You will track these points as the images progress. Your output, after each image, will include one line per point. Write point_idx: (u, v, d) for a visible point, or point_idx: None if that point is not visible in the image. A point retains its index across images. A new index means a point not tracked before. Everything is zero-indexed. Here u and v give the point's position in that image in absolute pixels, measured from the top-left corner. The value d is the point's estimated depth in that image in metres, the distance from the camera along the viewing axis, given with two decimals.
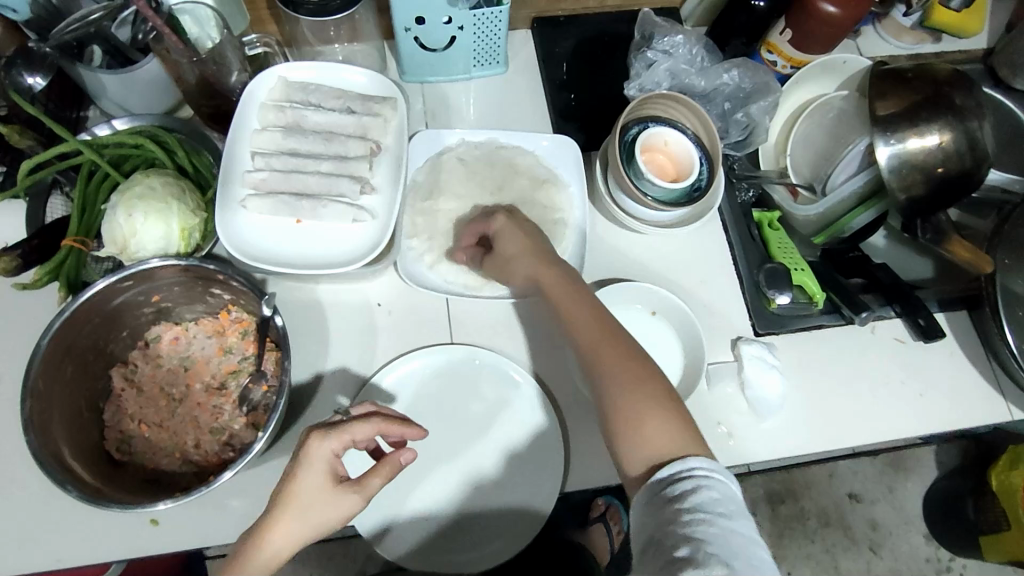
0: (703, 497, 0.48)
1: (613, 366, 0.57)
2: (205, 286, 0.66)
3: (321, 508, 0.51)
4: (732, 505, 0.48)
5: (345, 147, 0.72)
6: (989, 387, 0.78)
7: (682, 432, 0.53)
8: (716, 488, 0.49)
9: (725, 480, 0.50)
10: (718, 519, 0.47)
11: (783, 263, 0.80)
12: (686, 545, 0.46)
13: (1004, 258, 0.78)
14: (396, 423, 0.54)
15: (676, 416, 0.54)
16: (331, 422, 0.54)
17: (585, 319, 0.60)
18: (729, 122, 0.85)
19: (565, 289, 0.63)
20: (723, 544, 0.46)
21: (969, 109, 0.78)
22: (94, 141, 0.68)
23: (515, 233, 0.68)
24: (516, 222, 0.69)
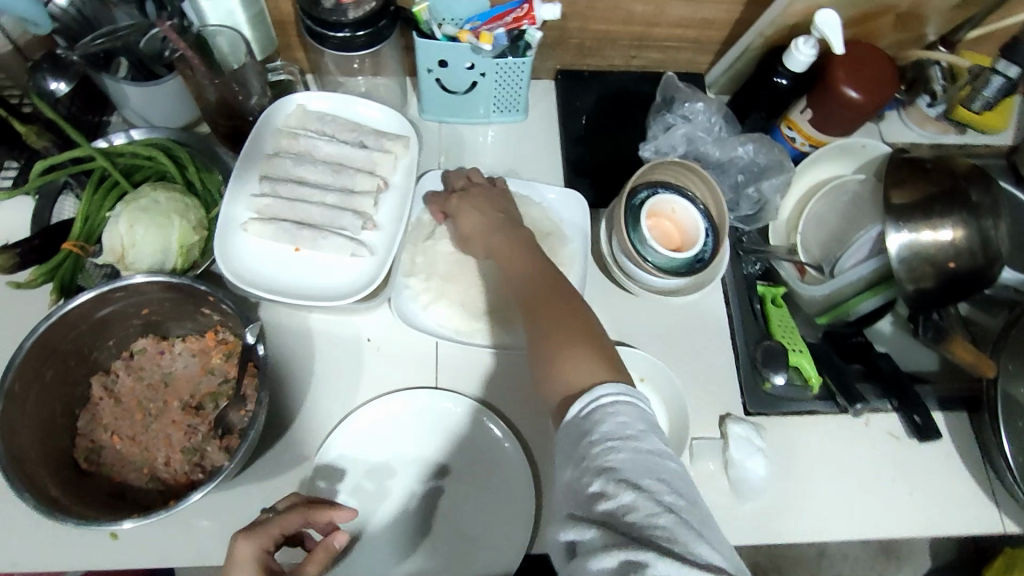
0: (610, 423, 0.50)
1: (548, 311, 0.61)
2: (196, 304, 0.66)
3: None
4: (639, 425, 0.49)
5: (353, 181, 0.72)
6: (982, 495, 0.76)
7: (600, 366, 0.55)
8: (623, 412, 0.50)
9: (635, 404, 0.51)
10: (625, 443, 0.48)
11: (782, 342, 0.79)
12: (598, 480, 0.47)
13: (1008, 363, 0.76)
14: (324, 509, 0.55)
15: (597, 351, 0.57)
16: (255, 522, 0.53)
17: (524, 277, 0.65)
18: (740, 195, 0.85)
19: (519, 252, 0.67)
20: (632, 468, 0.46)
21: (985, 206, 0.77)
22: (110, 149, 0.69)
23: (468, 212, 0.72)
24: (470, 198, 0.73)
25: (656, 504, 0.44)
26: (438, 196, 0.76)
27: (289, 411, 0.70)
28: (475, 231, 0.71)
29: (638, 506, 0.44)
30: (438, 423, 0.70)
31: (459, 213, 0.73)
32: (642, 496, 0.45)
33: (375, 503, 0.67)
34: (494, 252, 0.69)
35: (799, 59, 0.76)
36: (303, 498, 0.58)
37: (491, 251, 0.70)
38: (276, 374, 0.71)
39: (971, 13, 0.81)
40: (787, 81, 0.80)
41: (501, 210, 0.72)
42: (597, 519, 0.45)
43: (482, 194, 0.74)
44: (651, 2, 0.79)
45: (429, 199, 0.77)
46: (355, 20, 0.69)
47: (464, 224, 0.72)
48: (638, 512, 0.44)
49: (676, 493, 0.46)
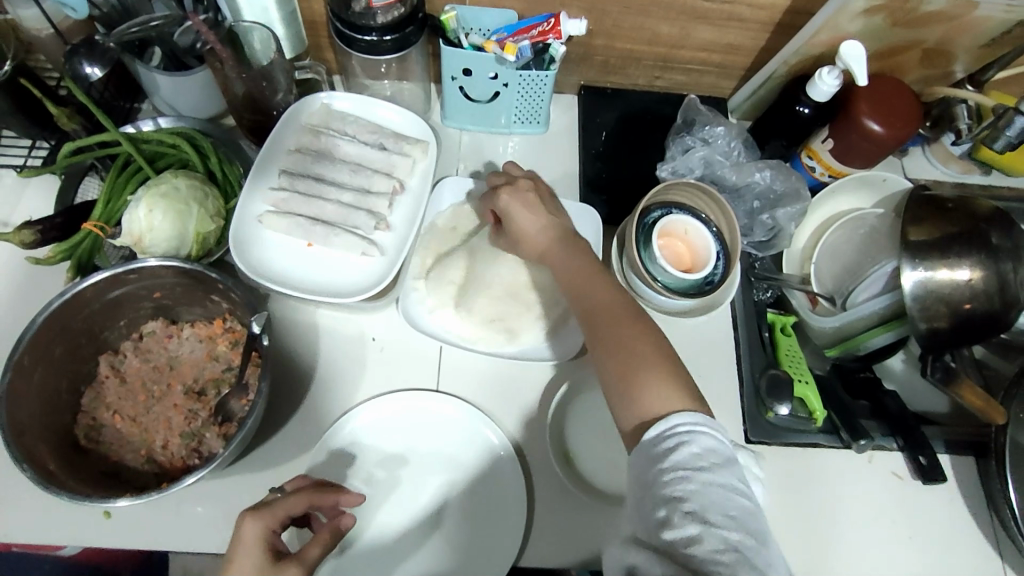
0: (684, 452, 0.50)
1: (615, 327, 0.60)
2: (206, 291, 0.67)
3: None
4: (713, 457, 0.50)
5: (369, 182, 0.73)
6: (985, 543, 0.74)
7: (675, 390, 0.56)
8: (698, 441, 0.50)
9: (711, 434, 0.51)
10: (697, 474, 0.48)
11: (788, 372, 0.78)
12: (665, 506, 0.48)
13: (1018, 411, 0.75)
14: (330, 492, 0.57)
15: (673, 375, 0.57)
16: (262, 502, 0.54)
17: (588, 284, 0.64)
18: (754, 222, 0.84)
19: (577, 262, 0.66)
20: (701, 501, 0.47)
21: (1005, 249, 0.76)
22: (136, 136, 0.71)
23: (525, 209, 0.69)
24: (519, 193, 0.70)
25: (721, 541, 0.46)
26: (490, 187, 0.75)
27: (289, 404, 0.70)
28: (529, 229, 0.69)
29: (702, 539, 0.46)
30: (438, 428, 0.70)
31: (510, 206, 0.70)
32: (707, 530, 0.46)
33: (373, 507, 0.67)
34: (546, 258, 0.68)
35: (822, 88, 0.75)
36: (312, 481, 0.59)
37: (546, 261, 0.68)
38: (281, 367, 0.71)
39: (1001, 52, 0.79)
40: (810, 110, 0.80)
41: (553, 210, 0.70)
42: (659, 545, 0.47)
43: (534, 190, 0.71)
44: (677, 25, 0.80)
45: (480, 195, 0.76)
46: (383, 24, 0.70)
47: (518, 218, 0.69)
48: (702, 545, 0.46)
49: (743, 530, 0.47)
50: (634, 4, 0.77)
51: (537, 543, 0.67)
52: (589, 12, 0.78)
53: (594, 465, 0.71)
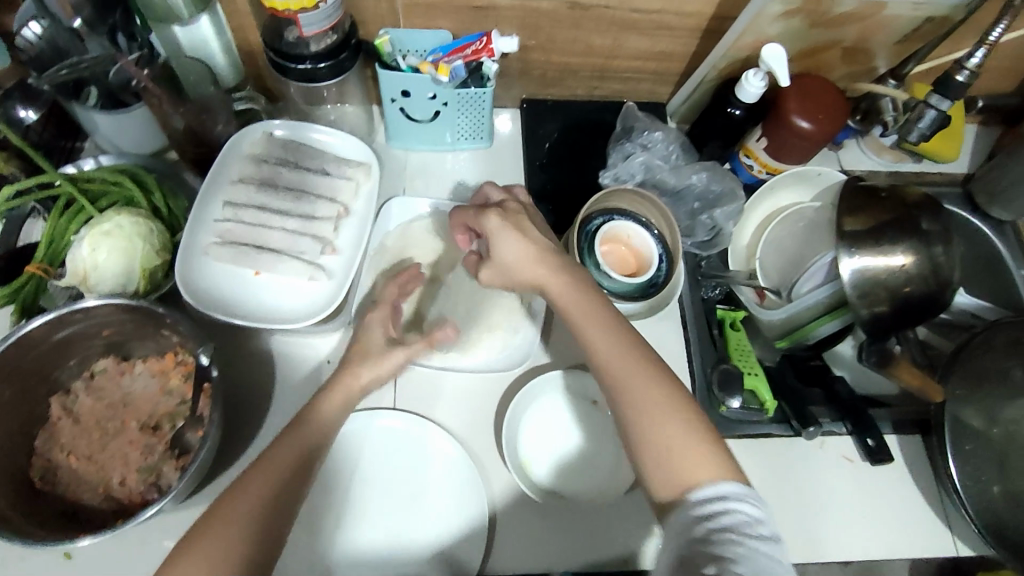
0: (731, 519, 0.48)
1: (643, 388, 0.56)
2: (156, 325, 0.67)
3: (380, 370, 0.66)
4: (763, 528, 0.48)
5: (313, 208, 0.74)
6: (935, 517, 0.76)
7: (713, 455, 0.53)
8: (746, 511, 0.49)
9: (757, 506, 0.50)
10: (748, 542, 0.47)
11: (738, 366, 0.80)
12: (713, 570, 0.46)
13: (956, 387, 0.78)
14: None
15: (708, 438, 0.54)
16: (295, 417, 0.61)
17: (599, 331, 0.60)
18: (695, 222, 0.86)
19: (594, 308, 0.61)
20: (751, 568, 0.46)
21: (934, 233, 0.80)
22: (78, 175, 0.72)
23: (524, 246, 0.64)
24: (514, 223, 0.66)
25: None
26: (466, 211, 0.71)
27: (247, 433, 0.70)
28: (524, 261, 0.65)
29: None
30: (396, 446, 0.71)
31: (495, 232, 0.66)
32: None
33: (338, 524, 0.67)
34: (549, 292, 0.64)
35: (749, 91, 0.78)
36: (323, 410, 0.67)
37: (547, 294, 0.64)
38: (238, 396, 0.72)
39: (916, 46, 0.82)
40: (741, 112, 0.83)
41: (545, 237, 0.67)
42: None
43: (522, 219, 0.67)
44: (608, 36, 0.82)
45: (452, 211, 0.73)
46: (316, 52, 0.71)
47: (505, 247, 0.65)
48: None
49: None
50: (564, 19, 0.79)
51: (501, 548, 0.68)
52: (522, 28, 0.80)
53: (552, 471, 0.73)
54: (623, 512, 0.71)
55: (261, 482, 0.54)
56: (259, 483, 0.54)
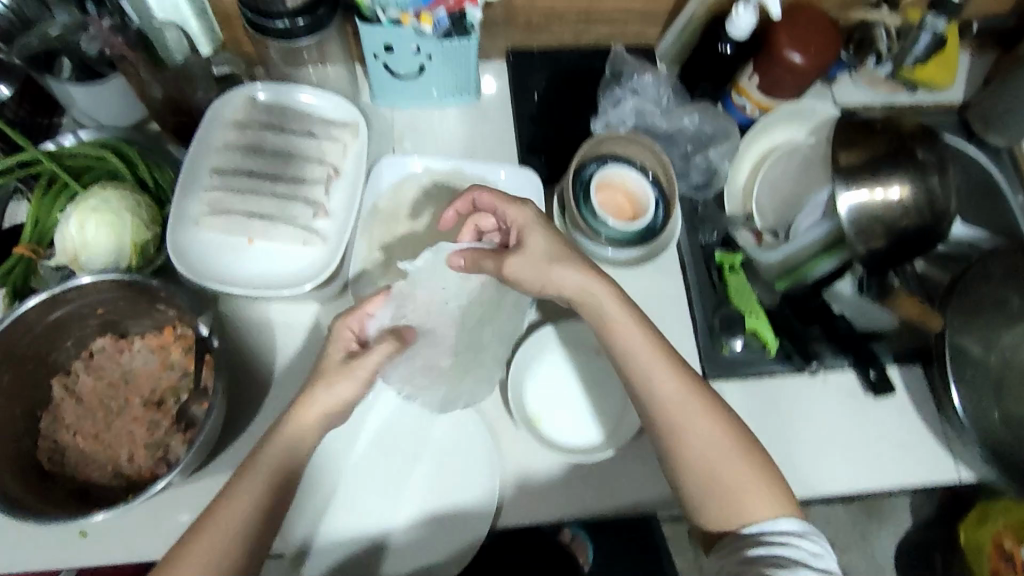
0: (790, 546, 0.55)
1: (704, 430, 0.60)
2: (151, 300, 0.66)
3: (337, 393, 0.61)
4: (820, 557, 0.55)
5: (302, 170, 0.72)
6: (939, 445, 0.78)
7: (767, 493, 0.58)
8: (804, 543, 0.55)
9: (816, 540, 0.56)
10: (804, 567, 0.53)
11: (739, 308, 0.80)
12: None
13: (955, 319, 0.77)
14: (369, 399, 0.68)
15: (764, 479, 0.59)
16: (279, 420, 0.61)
17: (658, 366, 0.62)
18: (689, 164, 0.88)
19: (650, 342, 0.63)
20: None
21: (929, 163, 0.79)
22: (58, 152, 0.70)
23: (576, 277, 0.65)
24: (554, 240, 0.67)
25: None
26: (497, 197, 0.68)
27: (254, 405, 0.70)
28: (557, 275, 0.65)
29: None
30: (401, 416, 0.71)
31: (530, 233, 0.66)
32: None
33: (352, 491, 0.68)
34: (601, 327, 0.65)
35: (739, 23, 0.76)
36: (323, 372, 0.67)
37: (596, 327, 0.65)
38: (242, 367, 0.72)
39: None
40: (731, 48, 0.82)
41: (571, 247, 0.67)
42: None
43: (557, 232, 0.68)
44: None
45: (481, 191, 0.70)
46: (292, 8, 0.69)
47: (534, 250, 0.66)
48: None
49: None
50: None
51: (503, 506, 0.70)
52: None
53: (560, 423, 0.73)
54: (624, 468, 0.72)
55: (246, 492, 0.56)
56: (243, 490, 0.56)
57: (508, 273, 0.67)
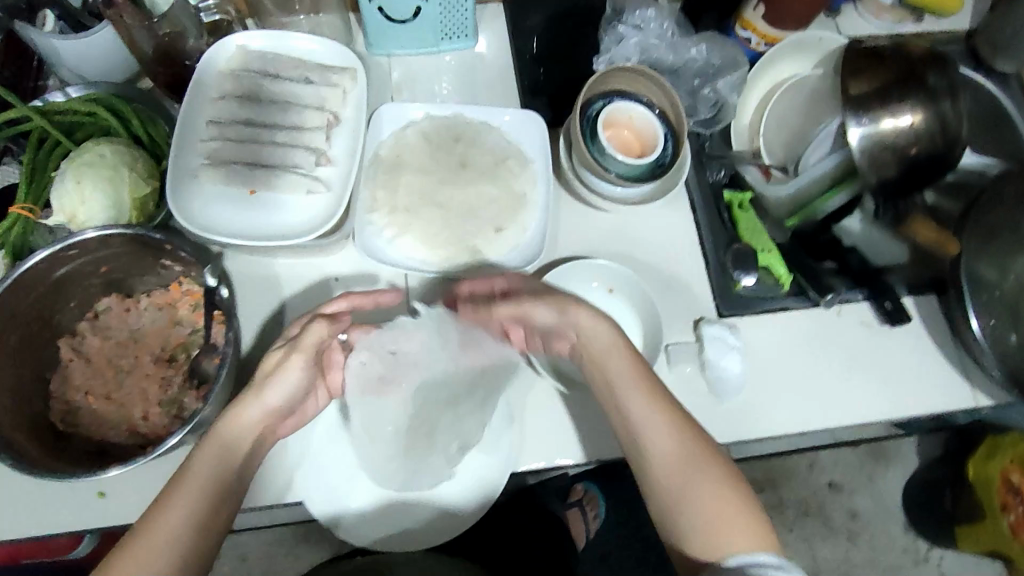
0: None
1: (681, 452, 0.59)
2: (156, 256, 0.65)
3: (282, 386, 0.60)
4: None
5: (301, 117, 0.71)
6: (955, 372, 0.77)
7: (740, 517, 0.56)
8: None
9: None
10: None
11: (751, 245, 0.79)
12: None
13: (970, 241, 0.76)
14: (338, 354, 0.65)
15: (741, 503, 0.56)
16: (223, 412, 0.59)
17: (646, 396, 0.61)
18: (698, 99, 0.84)
19: (639, 376, 0.62)
20: None
21: (941, 89, 0.77)
22: (47, 108, 0.68)
23: (574, 309, 0.64)
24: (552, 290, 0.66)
25: None
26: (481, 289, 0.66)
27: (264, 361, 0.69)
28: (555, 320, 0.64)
29: None
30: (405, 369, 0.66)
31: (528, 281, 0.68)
32: None
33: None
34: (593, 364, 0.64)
35: None
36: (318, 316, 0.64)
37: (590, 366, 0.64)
38: (249, 324, 0.70)
39: None
40: None
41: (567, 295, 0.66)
42: None
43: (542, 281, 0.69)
44: None
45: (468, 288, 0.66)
46: None
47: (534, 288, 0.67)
48: None
49: None
50: None
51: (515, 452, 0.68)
52: None
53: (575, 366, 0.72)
54: None
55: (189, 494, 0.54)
56: (185, 494, 0.54)
57: (523, 313, 0.64)
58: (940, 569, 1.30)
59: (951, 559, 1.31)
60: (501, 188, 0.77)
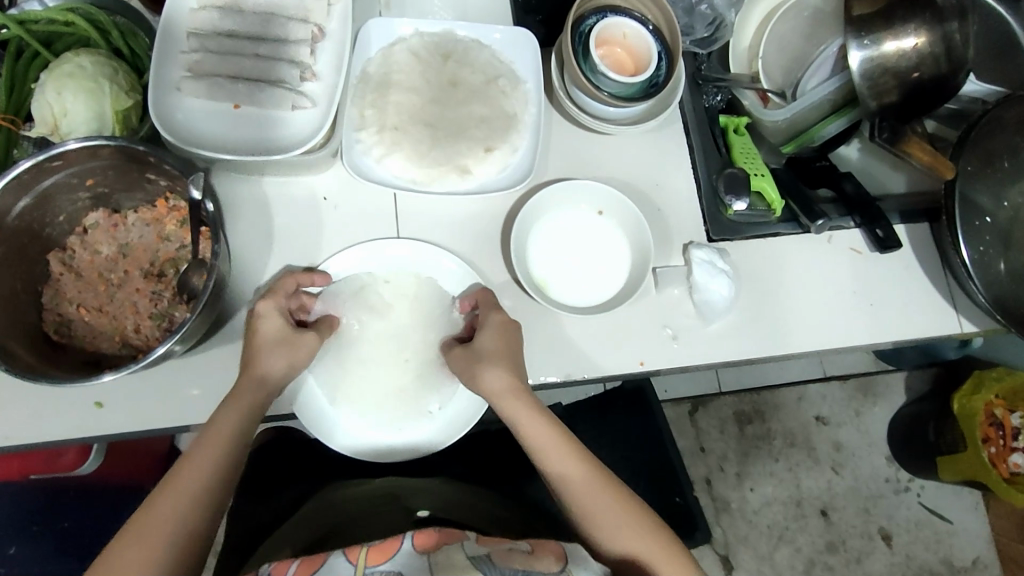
0: None
1: (605, 501, 0.61)
2: (141, 170, 0.64)
3: (291, 357, 0.63)
4: None
5: (285, 30, 0.68)
6: (942, 300, 0.78)
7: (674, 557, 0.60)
8: None
9: None
10: None
11: (744, 169, 0.78)
12: None
13: (967, 165, 0.76)
14: (304, 275, 0.68)
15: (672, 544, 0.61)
16: (234, 388, 0.61)
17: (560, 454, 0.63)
18: (694, 16, 0.82)
19: (556, 435, 0.64)
20: None
21: (949, 9, 0.74)
22: (24, 16, 0.66)
23: (494, 370, 0.64)
24: (506, 331, 0.66)
25: None
26: (484, 297, 0.68)
27: (251, 279, 0.70)
28: (478, 370, 0.64)
29: None
30: (368, 296, 0.71)
31: (481, 331, 0.66)
32: None
33: (364, 369, 0.70)
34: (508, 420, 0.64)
35: None
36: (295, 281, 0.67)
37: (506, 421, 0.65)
38: (236, 243, 0.70)
39: None
40: None
41: (517, 339, 0.66)
42: None
43: (515, 325, 0.66)
44: None
45: (480, 293, 0.69)
46: None
47: (487, 346, 0.65)
48: None
49: None
50: None
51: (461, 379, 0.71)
52: None
53: (568, 287, 0.73)
54: (632, 329, 0.72)
55: (217, 450, 0.58)
56: (208, 455, 0.58)
57: (507, 336, 0.65)
58: (920, 498, 1.33)
59: (932, 489, 1.33)
60: (490, 108, 0.75)
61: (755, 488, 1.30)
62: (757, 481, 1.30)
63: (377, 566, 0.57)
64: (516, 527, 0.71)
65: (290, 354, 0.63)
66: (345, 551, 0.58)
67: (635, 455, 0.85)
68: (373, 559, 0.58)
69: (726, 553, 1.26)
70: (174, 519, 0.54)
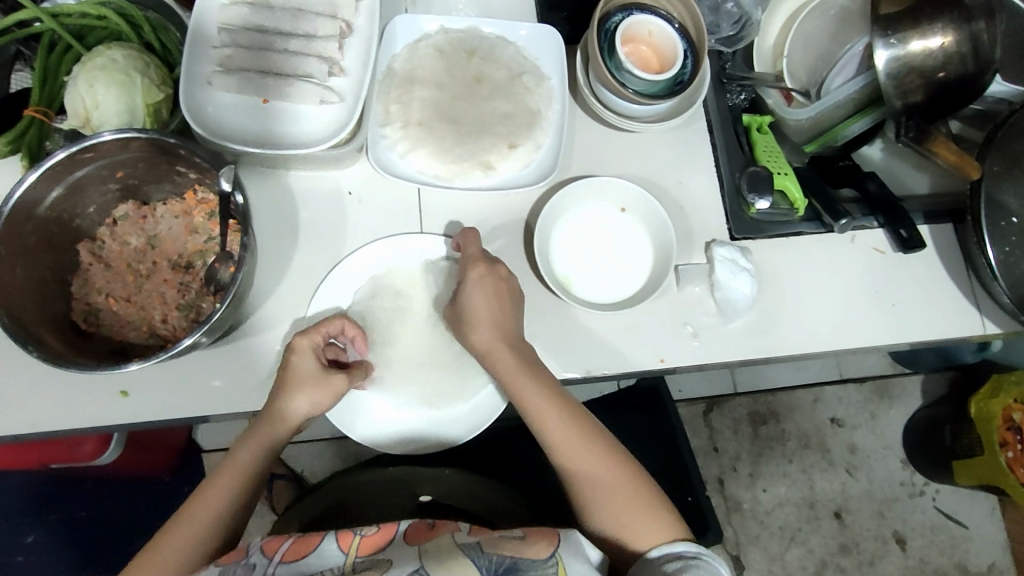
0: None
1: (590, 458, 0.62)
2: (170, 163, 0.65)
3: (316, 398, 0.61)
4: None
5: (313, 26, 0.69)
6: (965, 301, 0.77)
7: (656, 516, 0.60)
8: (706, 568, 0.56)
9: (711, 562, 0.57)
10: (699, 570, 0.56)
11: (767, 167, 0.77)
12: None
13: (993, 165, 0.75)
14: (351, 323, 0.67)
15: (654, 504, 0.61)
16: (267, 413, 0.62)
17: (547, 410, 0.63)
18: (720, 15, 0.82)
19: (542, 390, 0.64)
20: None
21: (977, 8, 0.74)
22: (58, 10, 0.67)
23: (477, 330, 0.65)
24: (494, 288, 0.66)
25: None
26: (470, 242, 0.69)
27: (276, 271, 0.70)
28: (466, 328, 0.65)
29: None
30: (391, 291, 0.71)
31: (464, 287, 0.66)
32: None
33: (385, 363, 0.70)
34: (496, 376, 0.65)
35: None
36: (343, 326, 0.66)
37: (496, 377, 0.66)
38: (261, 236, 0.71)
39: None
40: None
41: (507, 295, 0.66)
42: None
43: (502, 281, 0.66)
44: None
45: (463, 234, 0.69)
46: None
47: (470, 304, 0.65)
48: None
49: None
50: None
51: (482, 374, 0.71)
52: None
53: (590, 284, 0.73)
54: (654, 327, 0.72)
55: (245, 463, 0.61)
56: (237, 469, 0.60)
57: (496, 295, 0.65)
58: (935, 502, 1.32)
59: (948, 493, 1.32)
60: (514, 105, 0.76)
61: (767, 489, 1.30)
62: (770, 482, 1.30)
63: (368, 555, 0.58)
64: (534, 522, 0.71)
65: (317, 392, 0.61)
66: (336, 537, 0.59)
67: (652, 453, 0.85)
68: (364, 549, 0.59)
69: (737, 553, 1.26)
70: (203, 530, 0.58)
